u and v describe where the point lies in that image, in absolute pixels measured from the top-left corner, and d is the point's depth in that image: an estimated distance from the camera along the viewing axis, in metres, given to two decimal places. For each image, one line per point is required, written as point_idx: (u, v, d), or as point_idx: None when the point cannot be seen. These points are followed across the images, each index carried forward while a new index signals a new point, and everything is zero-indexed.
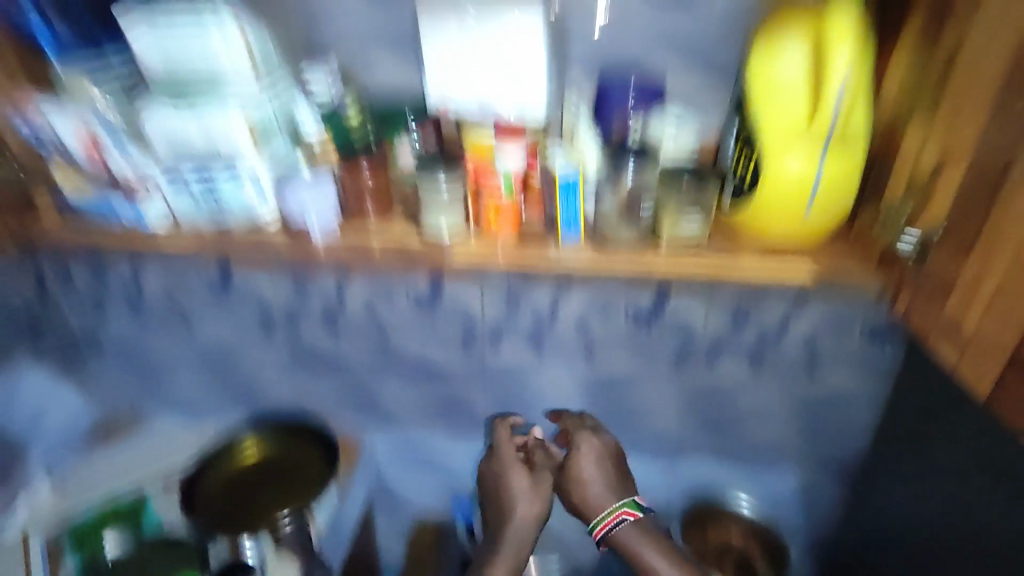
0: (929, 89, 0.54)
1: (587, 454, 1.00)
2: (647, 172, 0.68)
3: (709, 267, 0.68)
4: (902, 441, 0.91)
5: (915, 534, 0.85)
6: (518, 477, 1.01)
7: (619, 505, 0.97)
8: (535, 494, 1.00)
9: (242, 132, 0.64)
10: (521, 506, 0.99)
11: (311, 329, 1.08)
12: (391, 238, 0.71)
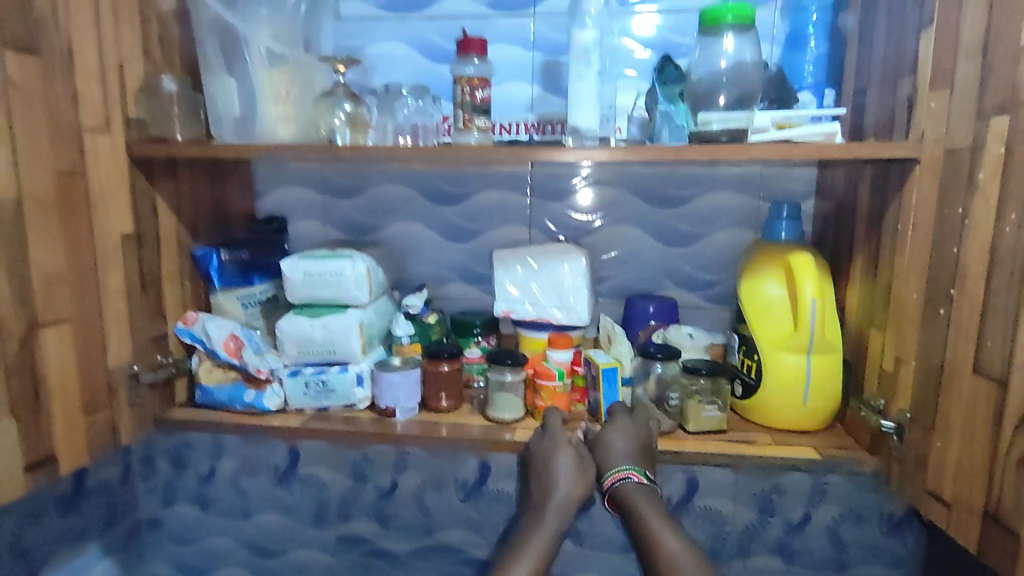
0: (878, 309, 0.73)
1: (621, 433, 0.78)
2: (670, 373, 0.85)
3: (733, 449, 0.78)
4: None
5: None
6: (564, 455, 0.78)
7: (625, 467, 0.76)
8: (578, 476, 0.78)
9: (355, 335, 0.85)
10: (564, 485, 0.78)
11: (361, 519, 1.16)
12: (458, 425, 0.84)
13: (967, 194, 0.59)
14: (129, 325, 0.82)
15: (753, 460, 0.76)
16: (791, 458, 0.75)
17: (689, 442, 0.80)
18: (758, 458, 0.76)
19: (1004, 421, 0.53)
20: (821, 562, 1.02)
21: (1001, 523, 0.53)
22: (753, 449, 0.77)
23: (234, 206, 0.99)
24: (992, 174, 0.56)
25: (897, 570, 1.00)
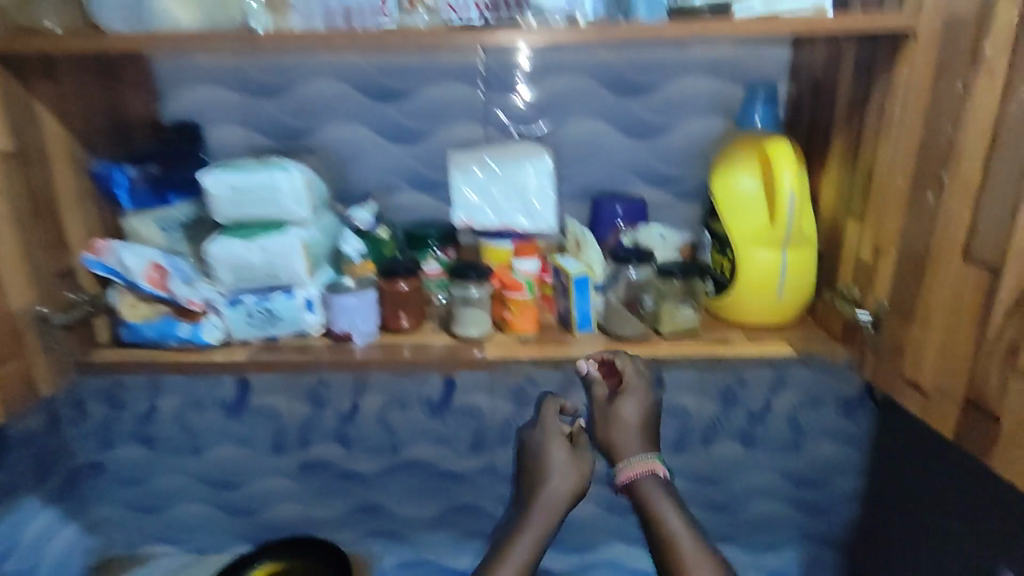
0: (856, 197, 0.71)
1: (628, 405, 0.78)
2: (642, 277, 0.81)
3: (707, 350, 0.77)
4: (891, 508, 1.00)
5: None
6: (558, 448, 0.80)
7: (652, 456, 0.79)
8: (573, 467, 0.79)
9: (300, 255, 0.76)
10: (556, 478, 0.79)
11: (323, 444, 1.12)
12: (421, 345, 0.78)
13: (969, 67, 0.55)
14: (26, 260, 0.70)
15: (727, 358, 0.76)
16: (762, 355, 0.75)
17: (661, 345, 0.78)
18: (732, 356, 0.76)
19: (992, 307, 0.53)
20: (778, 443, 1.08)
21: (979, 406, 0.54)
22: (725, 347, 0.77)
23: (133, 111, 0.85)
24: (999, 46, 0.51)
25: (848, 446, 1.07)
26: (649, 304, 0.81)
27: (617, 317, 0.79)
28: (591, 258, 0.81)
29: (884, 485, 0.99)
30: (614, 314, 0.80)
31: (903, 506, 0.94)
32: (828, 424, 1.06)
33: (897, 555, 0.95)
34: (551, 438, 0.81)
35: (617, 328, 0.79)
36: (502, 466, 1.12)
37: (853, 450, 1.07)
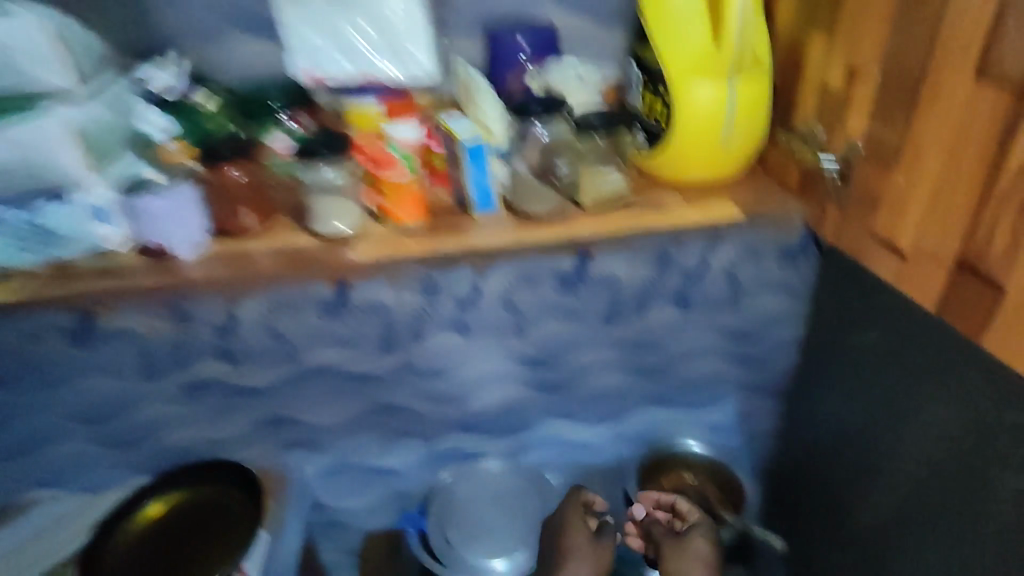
0: (820, 9, 0.76)
1: (683, 554, 0.92)
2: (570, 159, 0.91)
3: (608, 224, 0.88)
4: (829, 349, 0.98)
5: (847, 433, 0.96)
6: (580, 534, 0.93)
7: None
8: (593, 555, 0.92)
9: (71, 143, 0.77)
10: (575, 562, 0.90)
11: (205, 362, 0.95)
12: (296, 253, 0.87)
13: None
14: None
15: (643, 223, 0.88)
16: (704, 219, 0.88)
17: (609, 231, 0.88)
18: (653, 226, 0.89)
19: (998, 185, 0.60)
20: (716, 300, 0.99)
21: (976, 269, 0.63)
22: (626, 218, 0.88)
23: None
24: None
25: (788, 294, 1.00)
26: (570, 192, 0.91)
27: (539, 197, 0.89)
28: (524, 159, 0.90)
29: (840, 368, 0.95)
30: (533, 192, 0.89)
31: (864, 395, 0.91)
32: (768, 274, 0.98)
33: (849, 437, 0.95)
34: (581, 542, 0.92)
35: (532, 201, 0.89)
36: (418, 361, 0.99)
37: (792, 298, 1.01)
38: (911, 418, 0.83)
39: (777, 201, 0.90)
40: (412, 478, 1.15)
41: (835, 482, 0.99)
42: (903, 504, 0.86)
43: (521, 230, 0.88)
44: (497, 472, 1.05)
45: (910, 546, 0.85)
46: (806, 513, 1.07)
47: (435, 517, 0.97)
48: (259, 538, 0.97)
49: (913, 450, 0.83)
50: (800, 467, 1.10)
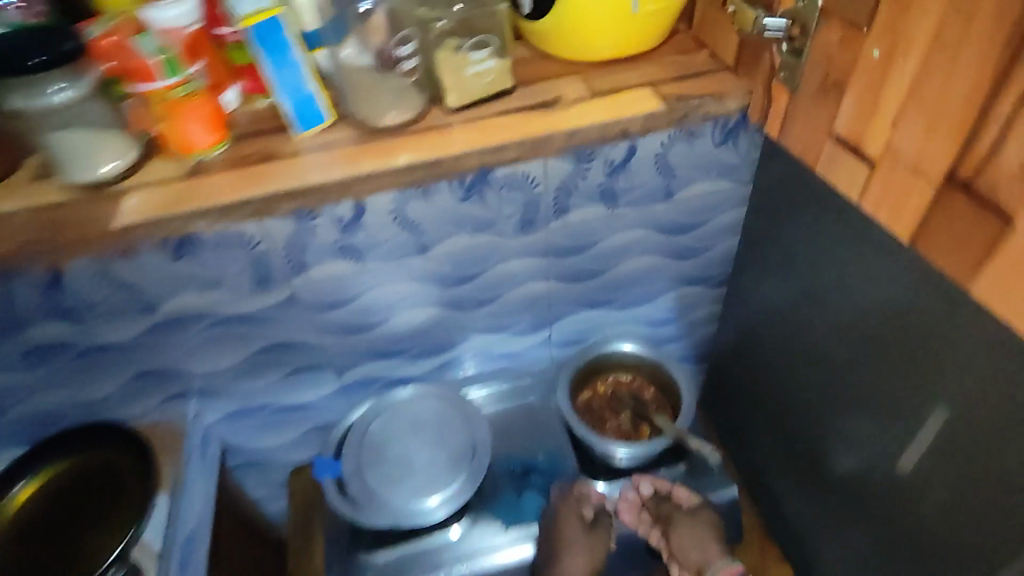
0: None
1: (689, 535, 0.90)
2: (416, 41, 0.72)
3: (473, 138, 0.71)
4: (768, 231, 0.89)
5: (788, 316, 0.90)
6: (574, 525, 0.90)
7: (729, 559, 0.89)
8: (592, 542, 0.90)
9: None
10: (577, 554, 0.88)
11: (39, 323, 0.78)
12: (104, 195, 0.69)
13: None
14: None
15: (528, 129, 0.71)
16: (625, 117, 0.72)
17: (496, 130, 0.72)
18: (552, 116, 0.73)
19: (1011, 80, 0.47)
20: (645, 192, 0.86)
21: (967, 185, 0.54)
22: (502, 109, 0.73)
23: None
24: None
25: (724, 177, 0.88)
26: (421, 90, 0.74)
27: (388, 102, 0.71)
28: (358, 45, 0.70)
29: (793, 267, 0.85)
30: (377, 96, 0.71)
31: (813, 299, 0.82)
32: (702, 157, 0.85)
33: (798, 338, 0.89)
34: (577, 534, 0.89)
35: (381, 111, 0.71)
36: (307, 293, 0.85)
37: (728, 180, 0.89)
38: (845, 307, 0.76)
39: (700, 81, 0.77)
40: (330, 411, 1.05)
41: (779, 363, 0.95)
42: (840, 387, 0.82)
43: (372, 157, 0.70)
44: (412, 400, 0.95)
45: (848, 425, 0.83)
46: (752, 389, 1.05)
47: (356, 461, 0.88)
48: (157, 505, 0.86)
49: (850, 338, 0.77)
50: (743, 350, 1.06)
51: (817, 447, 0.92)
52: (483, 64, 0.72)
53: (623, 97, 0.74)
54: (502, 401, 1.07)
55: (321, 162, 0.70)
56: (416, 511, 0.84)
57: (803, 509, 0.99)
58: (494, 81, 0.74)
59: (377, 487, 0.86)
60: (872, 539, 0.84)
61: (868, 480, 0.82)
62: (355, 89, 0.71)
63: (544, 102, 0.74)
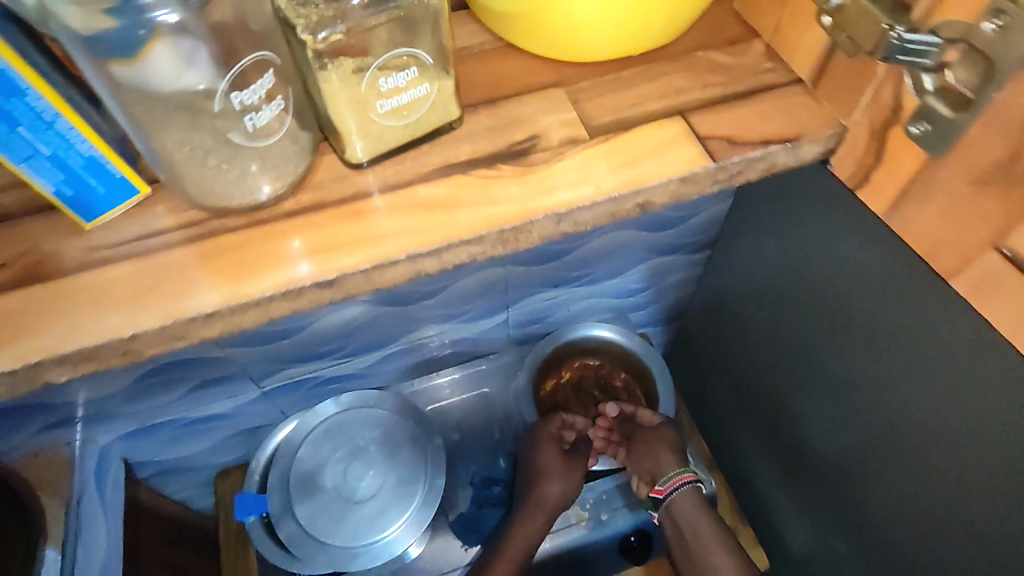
0: None
1: (646, 450, 0.83)
2: (280, 62, 0.38)
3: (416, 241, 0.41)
4: (760, 201, 0.73)
5: (761, 277, 0.75)
6: (548, 451, 0.83)
7: (683, 468, 0.82)
8: (565, 468, 0.82)
9: None
10: (550, 482, 0.81)
11: None
12: None
13: None
14: None
15: (493, 217, 0.42)
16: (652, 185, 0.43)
17: (440, 209, 0.42)
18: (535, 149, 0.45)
19: None
20: None
21: None
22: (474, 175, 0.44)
23: None
24: None
25: None
26: (301, 136, 0.42)
27: (240, 177, 0.40)
28: (178, 54, 0.36)
29: (792, 241, 0.67)
30: (209, 170, 0.39)
31: (812, 281, 0.66)
32: None
33: (778, 313, 0.74)
34: (550, 454, 0.83)
35: (240, 190, 0.41)
36: None
37: None
38: (837, 283, 0.62)
39: (758, 104, 0.47)
40: (252, 415, 0.89)
41: (745, 324, 0.82)
42: (814, 367, 0.70)
43: (189, 293, 0.39)
44: (338, 411, 0.81)
45: (814, 406, 0.73)
46: (712, 348, 0.93)
47: (286, 494, 0.76)
48: (47, 561, 0.64)
49: (835, 317, 0.64)
50: (706, 310, 0.92)
51: (780, 418, 0.81)
52: (405, 99, 0.41)
53: (633, 144, 0.45)
54: (457, 393, 0.92)
55: (140, 293, 0.40)
56: (370, 547, 0.73)
57: (759, 474, 0.91)
58: (428, 120, 0.44)
59: (316, 528, 0.74)
60: (832, 521, 0.77)
61: (837, 466, 0.72)
62: (177, 157, 0.39)
63: (513, 140, 0.45)
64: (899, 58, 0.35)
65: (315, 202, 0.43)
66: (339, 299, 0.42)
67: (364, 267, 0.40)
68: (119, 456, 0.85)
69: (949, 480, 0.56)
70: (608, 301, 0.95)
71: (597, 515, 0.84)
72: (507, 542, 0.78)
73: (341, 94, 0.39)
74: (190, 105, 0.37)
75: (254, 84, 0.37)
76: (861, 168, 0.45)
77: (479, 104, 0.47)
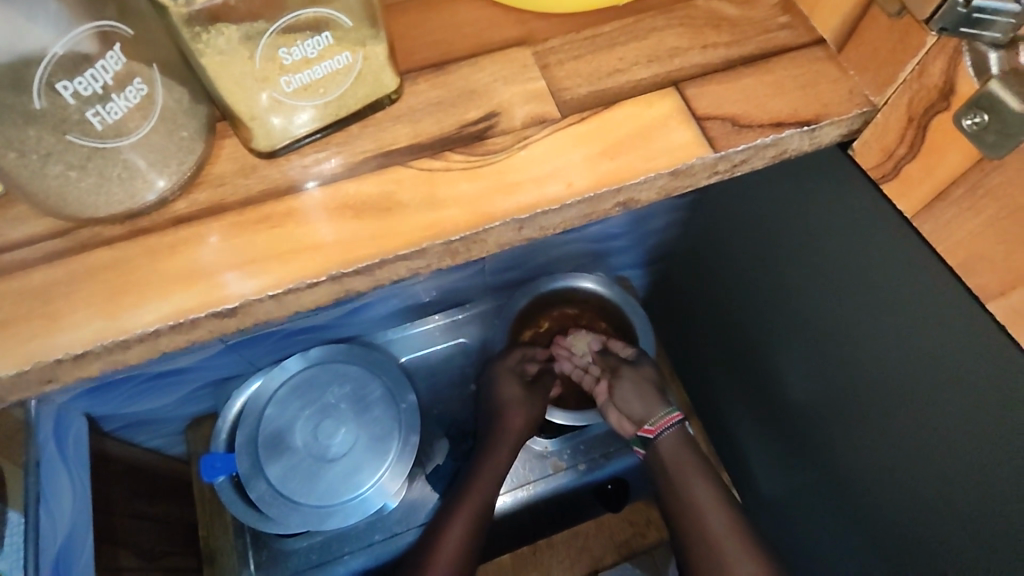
0: None
1: (629, 386, 0.79)
2: (132, 33, 0.32)
3: (361, 249, 0.36)
4: None
5: (754, 214, 0.65)
6: (509, 384, 0.80)
7: (671, 408, 0.79)
8: (528, 399, 0.81)
9: None
10: (513, 414, 0.80)
11: None
12: None
13: None
14: None
15: (450, 211, 0.37)
16: (633, 183, 0.38)
17: (394, 210, 0.37)
18: (502, 118, 0.39)
19: None
20: None
21: None
22: (429, 161, 0.38)
23: None
24: None
25: None
26: (189, 121, 0.36)
27: (101, 184, 0.34)
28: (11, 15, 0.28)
29: (773, 190, 0.60)
30: (59, 182, 0.32)
31: (796, 227, 0.58)
32: None
33: (758, 256, 0.66)
34: (516, 394, 0.80)
35: (105, 199, 0.34)
36: None
37: None
38: (830, 233, 0.53)
39: (766, 74, 0.41)
40: (216, 368, 0.80)
41: (733, 262, 0.72)
42: (801, 320, 0.62)
43: (57, 328, 0.34)
44: (305, 365, 0.78)
45: (793, 364, 0.65)
46: (698, 292, 0.84)
47: (254, 454, 0.73)
48: (11, 525, 0.56)
49: (825, 272, 0.56)
50: (694, 253, 0.83)
51: (758, 369, 0.73)
52: (318, 72, 0.35)
53: (616, 124, 0.39)
54: (437, 341, 0.86)
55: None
56: (345, 505, 0.72)
57: (731, 424, 0.84)
58: (352, 96, 0.37)
59: (288, 487, 0.72)
60: (806, 484, 0.70)
61: (810, 426, 0.66)
62: (8, 165, 0.31)
63: (465, 120, 0.39)
64: (961, 31, 0.32)
65: (216, 202, 0.37)
66: (248, 327, 0.37)
67: (273, 292, 0.35)
68: (80, 413, 0.74)
69: (920, 438, 0.51)
70: (593, 245, 0.85)
71: (575, 465, 0.81)
72: (477, 481, 0.77)
73: (231, 69, 0.33)
74: (22, 99, 0.29)
75: (97, 67, 0.30)
76: (889, 156, 0.41)
77: (422, 69, 0.41)
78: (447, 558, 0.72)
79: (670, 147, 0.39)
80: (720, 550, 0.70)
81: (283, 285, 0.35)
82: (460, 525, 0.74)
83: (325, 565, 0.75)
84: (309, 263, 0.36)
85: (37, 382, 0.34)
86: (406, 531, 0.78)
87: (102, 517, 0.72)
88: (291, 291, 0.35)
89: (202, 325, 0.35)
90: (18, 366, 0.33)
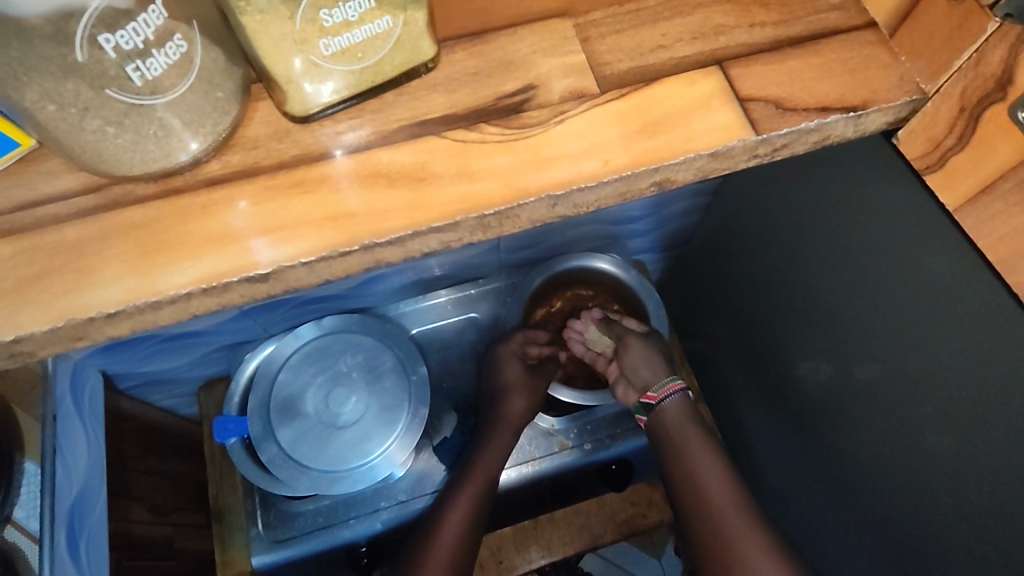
0: None
1: (636, 356, 0.80)
2: None
3: (394, 219, 0.36)
4: None
5: (778, 202, 0.64)
6: (512, 367, 0.81)
7: (674, 377, 0.80)
8: (528, 382, 0.82)
9: None
10: (518, 396, 0.81)
11: None
12: None
13: None
14: None
15: (484, 184, 0.37)
16: (670, 163, 0.37)
17: (428, 182, 0.37)
18: (539, 90, 0.39)
19: None
20: None
21: None
22: (463, 131, 0.38)
23: None
24: None
25: None
26: (225, 81, 0.35)
27: (137, 142, 0.33)
28: None
29: (804, 176, 0.59)
30: (96, 137, 0.32)
31: (825, 217, 0.57)
32: None
33: (780, 244, 0.65)
34: (518, 378, 0.81)
35: (140, 156, 0.34)
36: None
37: None
38: (861, 222, 0.52)
39: (814, 56, 0.40)
40: (230, 332, 0.80)
41: (754, 249, 0.71)
42: (820, 311, 0.61)
43: (89, 284, 0.34)
44: (319, 334, 0.78)
45: (808, 355, 0.65)
46: (717, 277, 0.83)
47: (266, 417, 0.74)
48: (28, 475, 0.56)
49: (852, 263, 0.55)
50: (714, 238, 0.82)
51: (772, 358, 0.73)
52: (357, 37, 0.34)
53: (656, 101, 0.39)
54: (450, 316, 0.86)
55: (22, 289, 0.34)
56: (353, 473, 0.73)
57: (741, 411, 0.84)
58: (388, 62, 0.36)
59: (297, 452, 0.73)
60: (814, 475, 0.70)
61: (821, 418, 0.65)
62: (46, 118, 0.31)
63: (501, 92, 0.39)
64: None
65: (249, 165, 0.37)
66: (278, 292, 0.37)
67: (305, 259, 0.35)
68: (96, 369, 0.75)
69: (937, 437, 0.50)
70: (609, 227, 0.85)
71: (581, 444, 0.81)
72: (483, 456, 0.77)
73: (272, 30, 0.32)
74: (63, 50, 0.29)
75: (139, 20, 0.30)
76: (936, 147, 0.40)
77: (460, 38, 0.40)
78: (451, 529, 0.73)
79: (709, 127, 0.38)
80: (722, 533, 0.70)
81: (312, 253, 0.35)
82: (466, 498, 0.75)
83: (331, 529, 0.76)
84: (340, 231, 0.36)
85: (68, 339, 0.34)
86: (410, 500, 0.79)
87: (119, 472, 0.73)
88: (323, 259, 0.35)
89: (233, 289, 0.35)
90: (51, 321, 0.33)
